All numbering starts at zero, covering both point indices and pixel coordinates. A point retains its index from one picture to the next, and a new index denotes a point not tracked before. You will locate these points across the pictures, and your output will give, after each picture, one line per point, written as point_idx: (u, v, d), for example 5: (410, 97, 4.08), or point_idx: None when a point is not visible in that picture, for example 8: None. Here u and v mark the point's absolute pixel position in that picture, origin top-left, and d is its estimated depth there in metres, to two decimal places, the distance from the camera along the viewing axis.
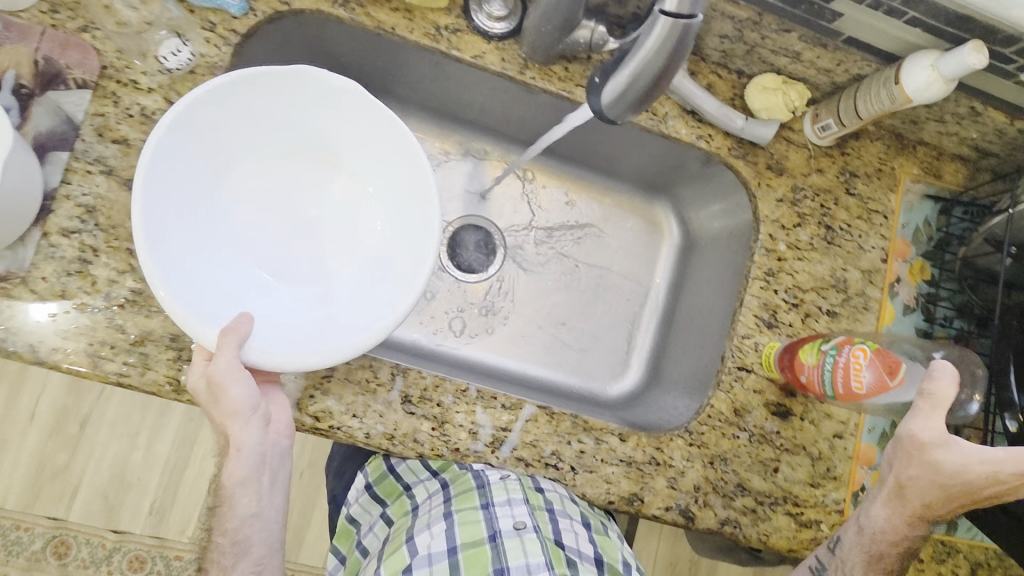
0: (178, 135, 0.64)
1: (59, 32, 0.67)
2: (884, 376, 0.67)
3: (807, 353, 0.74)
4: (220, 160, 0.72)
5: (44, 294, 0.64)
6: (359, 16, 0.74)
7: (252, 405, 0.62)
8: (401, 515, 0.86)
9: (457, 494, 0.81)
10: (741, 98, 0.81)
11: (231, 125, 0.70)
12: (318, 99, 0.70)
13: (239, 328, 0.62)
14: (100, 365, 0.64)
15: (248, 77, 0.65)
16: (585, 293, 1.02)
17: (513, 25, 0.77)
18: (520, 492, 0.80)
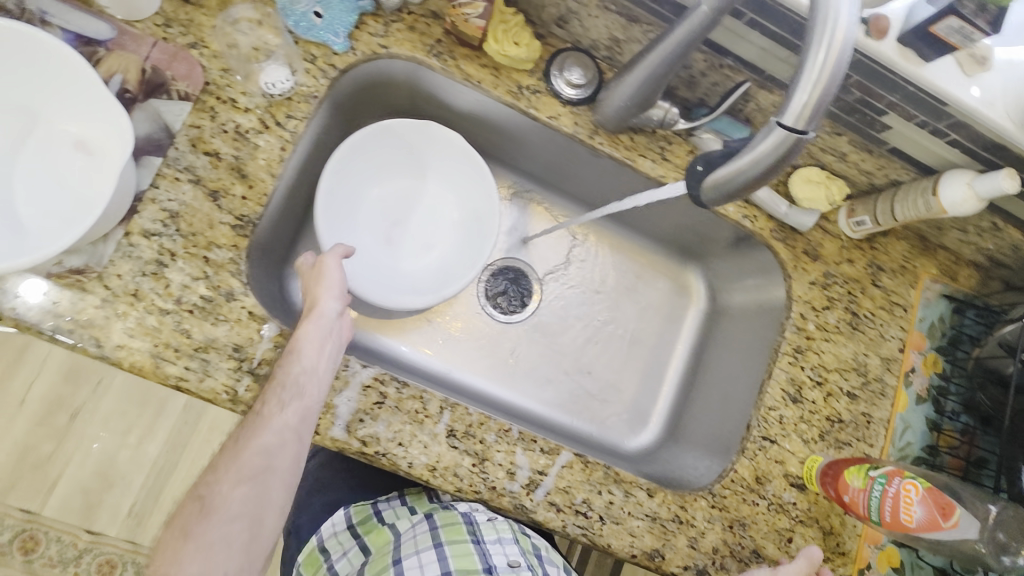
0: (362, 145, 0.87)
1: (169, 45, 0.69)
2: (935, 516, 0.69)
3: (854, 476, 0.74)
4: (377, 166, 0.93)
5: (117, 291, 0.65)
6: (450, 67, 0.78)
7: (340, 292, 0.72)
8: (382, 546, 0.89)
9: (445, 527, 0.86)
10: (785, 185, 0.87)
11: (387, 152, 0.92)
12: (453, 158, 0.94)
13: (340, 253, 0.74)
14: (161, 367, 0.65)
15: (413, 125, 0.89)
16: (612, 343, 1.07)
17: (589, 93, 0.81)
18: (508, 532, 0.88)
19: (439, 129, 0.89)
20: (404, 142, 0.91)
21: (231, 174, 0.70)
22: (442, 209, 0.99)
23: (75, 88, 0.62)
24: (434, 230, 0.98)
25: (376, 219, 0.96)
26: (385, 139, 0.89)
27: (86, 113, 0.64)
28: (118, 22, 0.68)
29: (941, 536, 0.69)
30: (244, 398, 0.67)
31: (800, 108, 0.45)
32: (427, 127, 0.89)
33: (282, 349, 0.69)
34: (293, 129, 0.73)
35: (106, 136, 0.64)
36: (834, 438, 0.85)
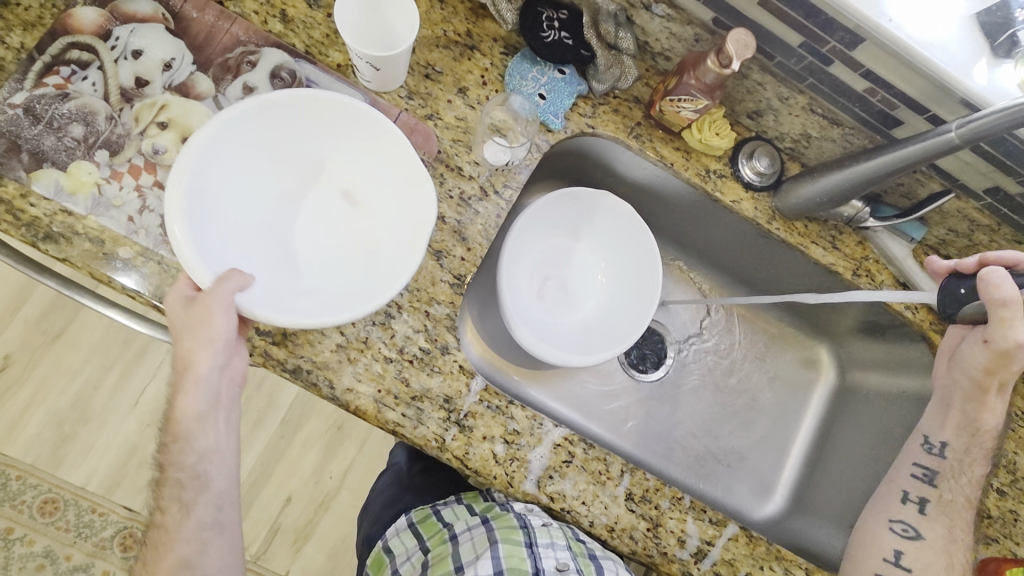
0: (540, 208, 0.92)
1: (411, 116, 0.76)
2: None
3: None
4: (542, 226, 0.98)
5: (351, 338, 0.71)
6: (647, 148, 0.84)
7: (230, 336, 0.63)
8: (440, 543, 0.95)
9: (501, 529, 0.90)
10: None
11: (554, 214, 0.97)
12: (613, 227, 0.98)
13: (235, 277, 0.61)
14: (382, 411, 0.71)
15: (586, 192, 0.94)
16: (741, 410, 1.09)
17: (772, 180, 0.86)
18: (562, 538, 0.90)
19: (613, 201, 0.95)
20: (572, 207, 0.96)
21: (453, 236, 0.76)
22: (593, 269, 1.03)
23: (368, 153, 0.71)
24: (583, 290, 1.02)
25: (533, 274, 1.00)
26: (561, 203, 0.94)
27: (373, 173, 0.73)
28: (371, 94, 0.76)
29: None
30: (450, 446, 0.72)
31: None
32: (597, 195, 0.94)
33: (487, 404, 0.74)
34: (509, 197, 0.78)
35: (383, 199, 0.73)
36: (983, 533, 0.86)
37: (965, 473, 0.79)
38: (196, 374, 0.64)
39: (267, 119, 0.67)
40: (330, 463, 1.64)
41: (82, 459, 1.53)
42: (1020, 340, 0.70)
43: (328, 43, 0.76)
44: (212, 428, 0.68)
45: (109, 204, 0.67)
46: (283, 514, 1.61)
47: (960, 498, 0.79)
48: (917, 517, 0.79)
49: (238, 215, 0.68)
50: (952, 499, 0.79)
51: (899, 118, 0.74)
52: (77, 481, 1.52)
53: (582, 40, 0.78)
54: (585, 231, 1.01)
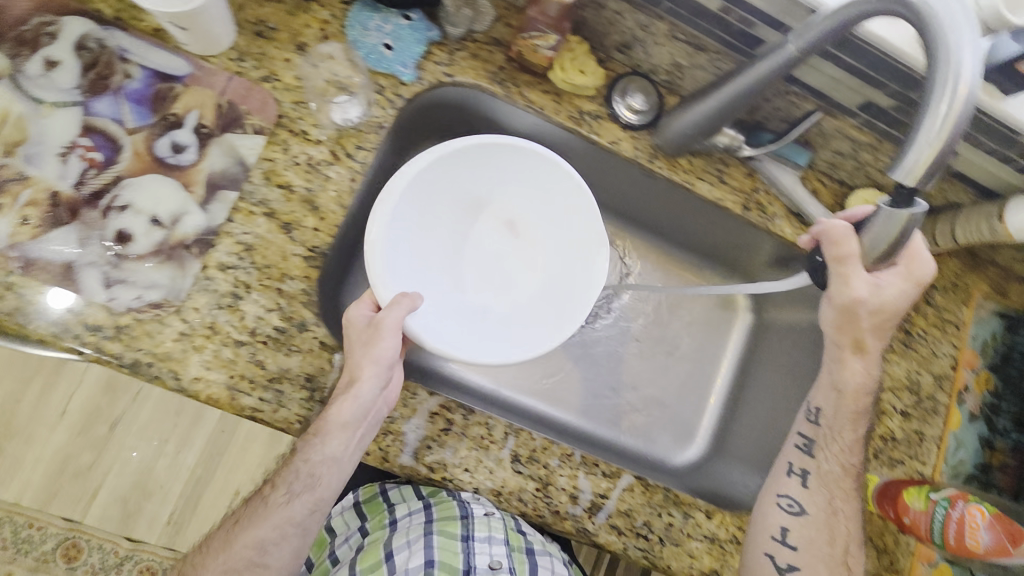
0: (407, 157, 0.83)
1: (243, 79, 0.68)
2: (1004, 543, 0.69)
3: (915, 497, 0.75)
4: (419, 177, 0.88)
5: (194, 324, 0.66)
6: (512, 93, 0.76)
7: (392, 361, 0.66)
8: (378, 528, 0.93)
9: (439, 519, 0.87)
10: (841, 207, 0.85)
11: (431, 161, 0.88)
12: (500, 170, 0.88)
13: (413, 298, 0.67)
14: (237, 398, 0.67)
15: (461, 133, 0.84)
16: (659, 357, 1.07)
17: (649, 118, 0.79)
18: (501, 531, 0.88)
19: (492, 150, 0.87)
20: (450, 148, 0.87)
21: (304, 207, 0.69)
22: None
23: (546, 189, 0.79)
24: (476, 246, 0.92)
25: None
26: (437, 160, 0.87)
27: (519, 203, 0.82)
28: (194, 58, 0.67)
29: (1010, 562, 0.70)
30: (316, 427, 0.68)
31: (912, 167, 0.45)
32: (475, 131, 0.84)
33: None
34: (363, 159, 0.71)
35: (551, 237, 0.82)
36: (887, 456, 0.86)
37: (836, 438, 0.80)
38: (351, 395, 0.65)
39: (479, 165, 0.77)
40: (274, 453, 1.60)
41: (12, 475, 1.48)
42: (858, 295, 0.70)
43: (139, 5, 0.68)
44: (311, 494, 0.71)
45: None
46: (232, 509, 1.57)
47: (837, 467, 0.80)
48: (800, 490, 0.80)
49: (450, 250, 0.80)
50: (830, 470, 0.81)
51: (760, 37, 0.69)
52: (10, 499, 1.47)
53: None
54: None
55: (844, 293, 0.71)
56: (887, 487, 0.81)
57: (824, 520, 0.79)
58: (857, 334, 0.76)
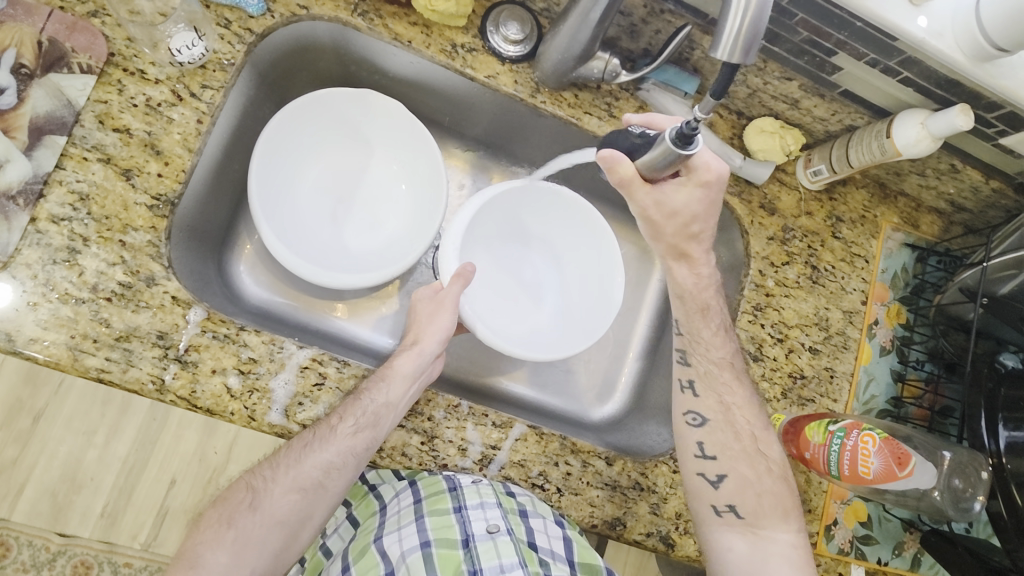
0: (290, 117, 0.82)
1: (66, 14, 0.64)
2: (892, 466, 0.68)
3: (814, 431, 0.73)
4: (311, 139, 0.87)
5: (26, 281, 0.61)
6: (377, 26, 0.73)
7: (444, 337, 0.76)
8: (368, 517, 0.76)
9: (428, 497, 0.70)
10: (739, 138, 0.84)
11: (318, 123, 0.86)
12: (393, 130, 0.89)
13: (465, 274, 0.78)
14: (79, 359, 0.62)
15: (341, 92, 0.83)
16: None
17: (528, 49, 0.77)
18: (493, 496, 0.70)
19: (376, 97, 0.85)
20: (337, 111, 0.86)
21: (144, 150, 0.65)
22: (385, 182, 0.93)
23: (546, 211, 0.92)
24: (378, 203, 0.93)
25: (312, 193, 0.89)
26: (319, 110, 0.84)
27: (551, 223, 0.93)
28: None
29: (898, 486, 0.68)
30: (172, 387, 0.64)
31: (731, 39, 0.44)
32: (358, 94, 0.84)
33: (211, 334, 0.66)
34: (210, 100, 0.68)
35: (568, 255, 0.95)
36: (797, 396, 0.83)
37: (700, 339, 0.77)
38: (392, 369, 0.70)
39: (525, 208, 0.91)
40: (213, 439, 1.41)
41: None
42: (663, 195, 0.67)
43: None
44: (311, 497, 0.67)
45: None
46: (170, 498, 1.39)
47: (713, 365, 0.77)
48: (695, 401, 0.77)
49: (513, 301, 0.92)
50: (708, 371, 0.77)
51: None
52: None
53: None
54: (372, 140, 0.91)
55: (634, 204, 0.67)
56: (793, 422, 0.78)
57: (724, 420, 0.75)
58: (674, 242, 0.73)
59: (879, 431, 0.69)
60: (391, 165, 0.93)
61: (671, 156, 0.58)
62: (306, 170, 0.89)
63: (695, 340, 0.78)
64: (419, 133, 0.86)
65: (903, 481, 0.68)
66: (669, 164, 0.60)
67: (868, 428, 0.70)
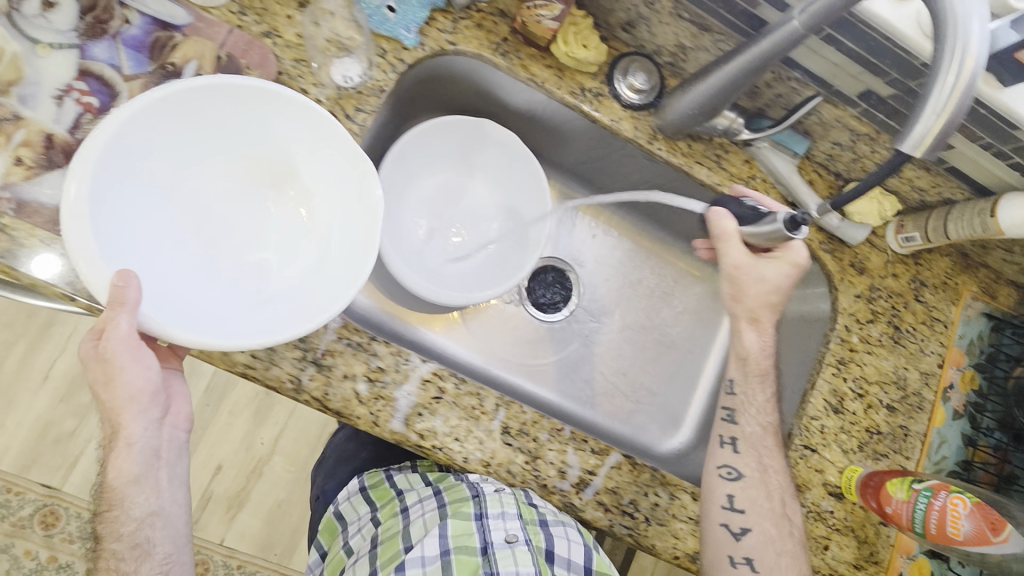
0: (413, 141, 0.85)
1: (244, 33, 0.68)
2: (985, 530, 0.70)
3: (897, 488, 0.76)
4: (424, 159, 0.90)
5: None
6: (516, 66, 0.77)
7: (149, 383, 0.61)
8: (389, 518, 0.83)
9: (452, 502, 0.78)
10: (836, 198, 0.86)
11: (435, 146, 0.89)
12: (503, 159, 0.92)
13: (122, 295, 0.55)
14: (229, 354, 0.66)
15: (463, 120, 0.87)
16: (667, 348, 1.08)
17: (650, 99, 0.81)
18: (514, 506, 0.75)
19: (494, 128, 0.88)
20: (455, 135, 0.89)
21: None
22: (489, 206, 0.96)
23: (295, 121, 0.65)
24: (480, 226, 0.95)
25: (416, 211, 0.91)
26: (440, 135, 0.88)
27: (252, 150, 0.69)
28: (195, 8, 0.67)
29: (989, 550, 0.71)
30: (308, 388, 0.68)
31: (922, 134, 0.45)
32: (477, 123, 0.87)
33: (346, 341, 0.70)
34: (363, 122, 0.73)
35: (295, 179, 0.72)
36: (872, 449, 0.86)
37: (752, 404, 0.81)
38: (127, 435, 0.62)
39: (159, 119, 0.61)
40: (260, 429, 1.47)
41: None
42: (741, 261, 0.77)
43: None
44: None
45: None
46: (214, 483, 1.44)
47: (758, 428, 0.80)
48: (734, 457, 0.79)
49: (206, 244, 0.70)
50: (752, 433, 0.80)
51: (763, 19, 0.68)
52: None
53: None
54: (476, 165, 0.94)
55: (724, 259, 0.78)
56: (869, 477, 0.80)
57: (759, 479, 0.77)
58: (752, 306, 0.80)
59: (968, 494, 0.72)
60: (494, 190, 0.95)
61: (777, 235, 0.73)
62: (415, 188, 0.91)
63: (745, 403, 0.82)
64: (530, 164, 0.89)
65: (994, 544, 0.70)
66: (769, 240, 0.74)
67: (957, 490, 0.73)
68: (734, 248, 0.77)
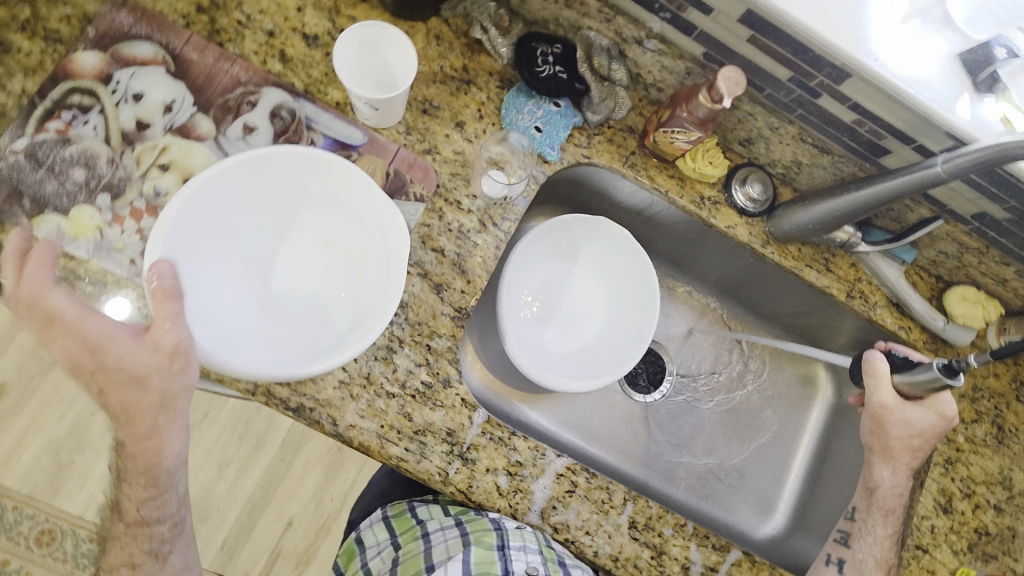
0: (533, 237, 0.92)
1: (409, 151, 0.77)
2: None
3: None
4: (533, 252, 0.96)
5: (353, 374, 0.71)
6: (643, 177, 0.85)
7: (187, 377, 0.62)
8: (411, 542, 0.90)
9: (474, 532, 0.85)
10: (938, 300, 0.90)
11: (546, 240, 0.95)
12: (607, 253, 0.97)
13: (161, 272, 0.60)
14: (385, 446, 0.71)
15: (577, 218, 0.93)
16: (757, 432, 1.10)
17: (766, 207, 0.86)
18: (535, 541, 0.84)
19: (607, 225, 0.94)
20: (567, 230, 0.95)
21: (454, 269, 0.77)
22: (588, 294, 1.00)
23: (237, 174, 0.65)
24: (577, 309, 0.99)
25: (522, 300, 0.96)
26: (555, 230, 0.94)
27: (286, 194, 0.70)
28: (369, 130, 0.76)
29: None
30: (454, 480, 0.72)
31: None
32: (588, 221, 0.94)
33: (489, 435, 0.74)
34: (507, 229, 0.79)
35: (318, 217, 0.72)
36: (981, 551, 0.87)
37: (870, 532, 0.81)
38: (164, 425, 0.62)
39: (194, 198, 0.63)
40: (331, 485, 1.47)
41: (76, 489, 1.35)
42: (887, 403, 0.79)
43: (326, 80, 0.77)
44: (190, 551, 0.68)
45: (111, 247, 0.66)
46: (284, 539, 1.45)
47: (872, 559, 0.80)
48: None
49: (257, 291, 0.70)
50: (864, 560, 0.81)
51: (887, 148, 0.75)
52: (72, 511, 1.35)
53: (576, 74, 0.80)
54: (581, 253, 0.99)
55: (871, 397, 0.80)
56: None
57: None
58: (886, 443, 0.81)
59: None
60: (592, 277, 1.00)
61: (934, 381, 0.74)
62: (524, 278, 0.97)
63: (864, 529, 0.82)
64: (635, 260, 0.94)
65: None
66: (927, 386, 0.75)
67: None
68: (885, 389, 0.79)
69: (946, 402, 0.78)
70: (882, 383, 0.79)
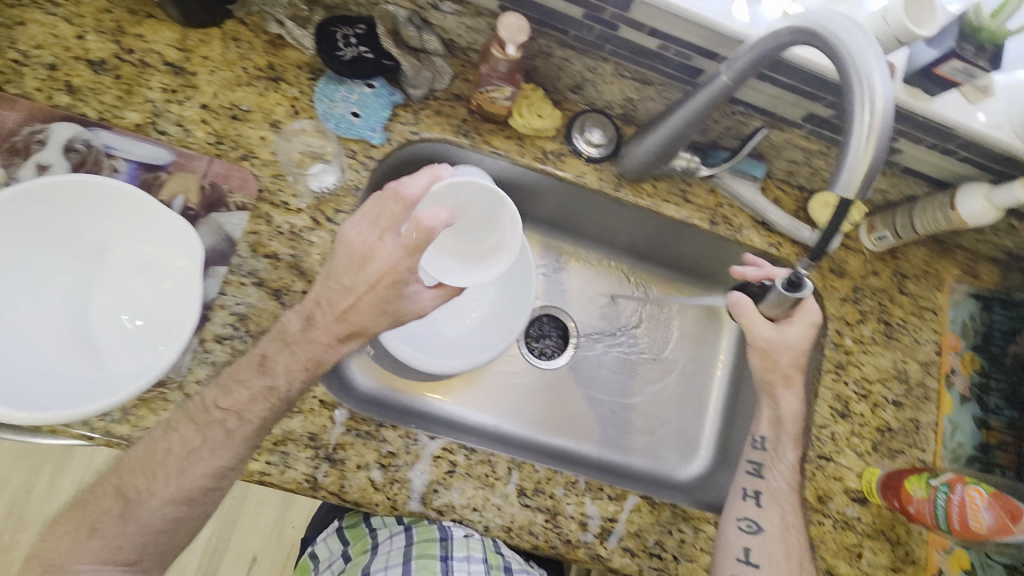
0: None
1: (223, 161, 0.75)
2: (1006, 520, 0.69)
3: (916, 486, 0.77)
4: None
5: (198, 397, 0.69)
6: (478, 143, 0.83)
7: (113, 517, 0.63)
8: (359, 554, 0.86)
9: (417, 543, 0.79)
10: (803, 210, 0.90)
11: None
12: None
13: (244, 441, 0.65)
14: (245, 464, 0.68)
15: None
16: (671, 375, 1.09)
17: (610, 150, 0.85)
18: (481, 551, 0.81)
19: None
20: None
21: (291, 271, 0.74)
22: None
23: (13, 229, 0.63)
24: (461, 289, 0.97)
25: None
26: None
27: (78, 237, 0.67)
28: (175, 146, 0.74)
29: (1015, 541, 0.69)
30: (324, 484, 0.70)
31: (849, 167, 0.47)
32: None
33: (355, 432, 0.72)
34: (343, 222, 0.77)
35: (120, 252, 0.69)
36: (887, 448, 0.87)
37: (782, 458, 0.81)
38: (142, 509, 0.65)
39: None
40: (291, 513, 1.46)
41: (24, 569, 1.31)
42: (765, 336, 0.79)
43: (121, 104, 0.74)
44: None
45: None
46: None
47: (785, 484, 0.80)
48: (755, 512, 0.79)
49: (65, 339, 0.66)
50: (779, 488, 0.79)
51: (698, 66, 0.73)
52: None
53: (381, 52, 0.77)
54: None
55: (753, 335, 0.79)
56: (887, 478, 0.81)
57: (779, 540, 0.77)
58: (782, 373, 0.81)
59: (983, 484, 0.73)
60: None
61: (791, 296, 0.75)
62: None
63: (774, 460, 0.81)
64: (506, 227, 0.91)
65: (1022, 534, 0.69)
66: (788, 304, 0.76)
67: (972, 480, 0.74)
68: (758, 322, 0.79)
69: (811, 305, 0.80)
70: (755, 317, 0.80)
